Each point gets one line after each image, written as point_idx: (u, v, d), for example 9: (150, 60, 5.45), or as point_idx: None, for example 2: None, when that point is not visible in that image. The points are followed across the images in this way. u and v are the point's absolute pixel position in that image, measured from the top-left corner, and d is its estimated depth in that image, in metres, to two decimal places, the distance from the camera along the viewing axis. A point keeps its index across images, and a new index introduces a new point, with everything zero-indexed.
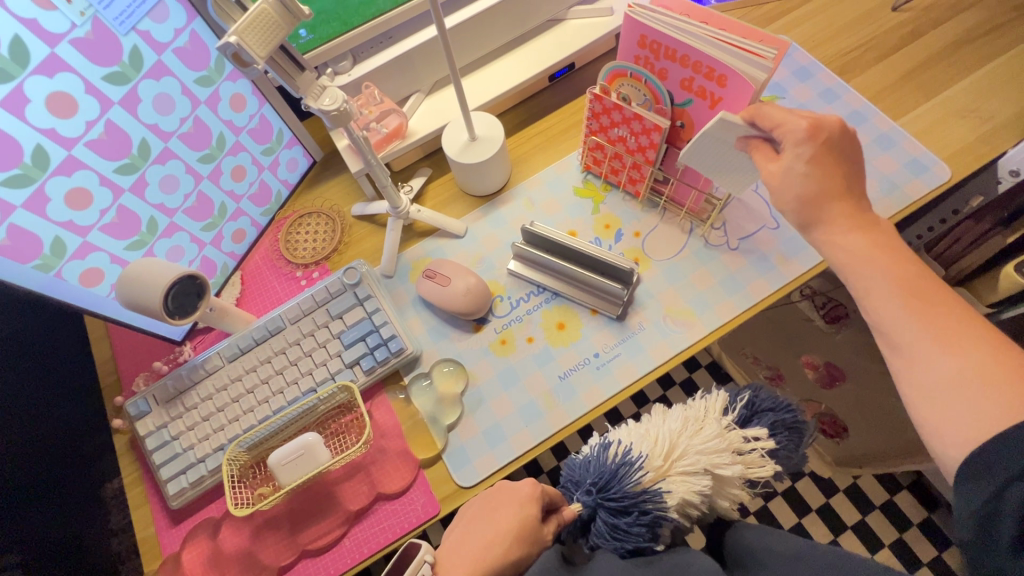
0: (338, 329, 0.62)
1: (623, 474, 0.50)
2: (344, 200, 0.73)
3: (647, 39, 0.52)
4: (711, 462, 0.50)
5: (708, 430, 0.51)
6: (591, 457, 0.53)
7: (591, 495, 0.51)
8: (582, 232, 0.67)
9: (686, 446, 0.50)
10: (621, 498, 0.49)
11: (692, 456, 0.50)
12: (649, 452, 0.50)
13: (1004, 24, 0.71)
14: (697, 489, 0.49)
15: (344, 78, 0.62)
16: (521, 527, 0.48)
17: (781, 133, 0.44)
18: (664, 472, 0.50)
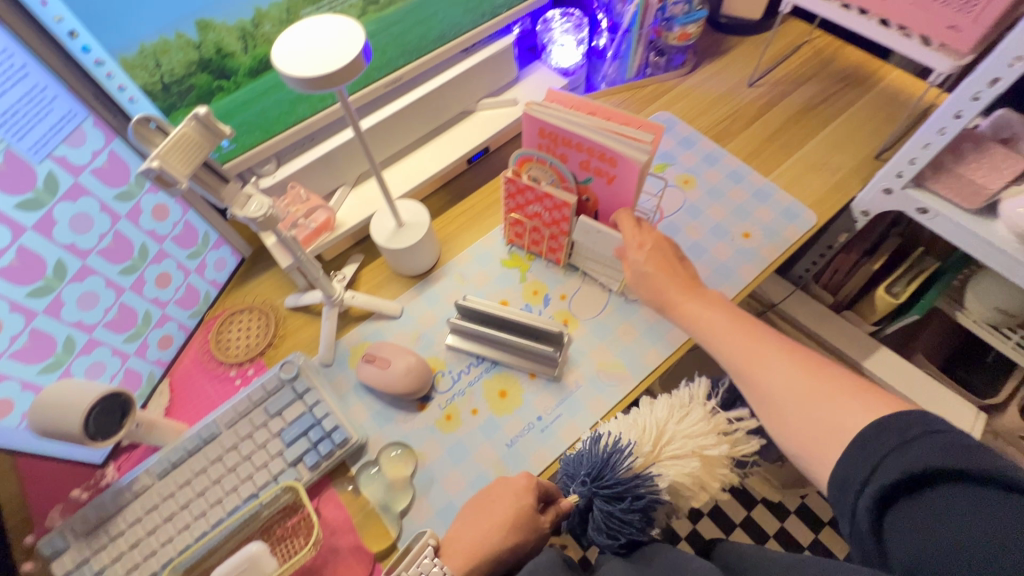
0: (278, 427, 0.61)
1: (614, 462, 0.53)
2: (277, 292, 0.74)
3: (545, 130, 0.58)
4: (698, 444, 0.55)
5: (693, 410, 0.57)
6: (585, 451, 0.56)
7: (586, 486, 0.54)
8: (513, 300, 0.71)
9: (676, 431, 0.55)
10: (616, 484, 0.52)
11: (680, 440, 0.55)
12: (637, 438, 0.55)
13: (835, 93, 0.86)
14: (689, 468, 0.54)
15: (269, 180, 0.64)
16: (517, 516, 0.52)
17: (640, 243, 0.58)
18: (654, 457, 0.54)
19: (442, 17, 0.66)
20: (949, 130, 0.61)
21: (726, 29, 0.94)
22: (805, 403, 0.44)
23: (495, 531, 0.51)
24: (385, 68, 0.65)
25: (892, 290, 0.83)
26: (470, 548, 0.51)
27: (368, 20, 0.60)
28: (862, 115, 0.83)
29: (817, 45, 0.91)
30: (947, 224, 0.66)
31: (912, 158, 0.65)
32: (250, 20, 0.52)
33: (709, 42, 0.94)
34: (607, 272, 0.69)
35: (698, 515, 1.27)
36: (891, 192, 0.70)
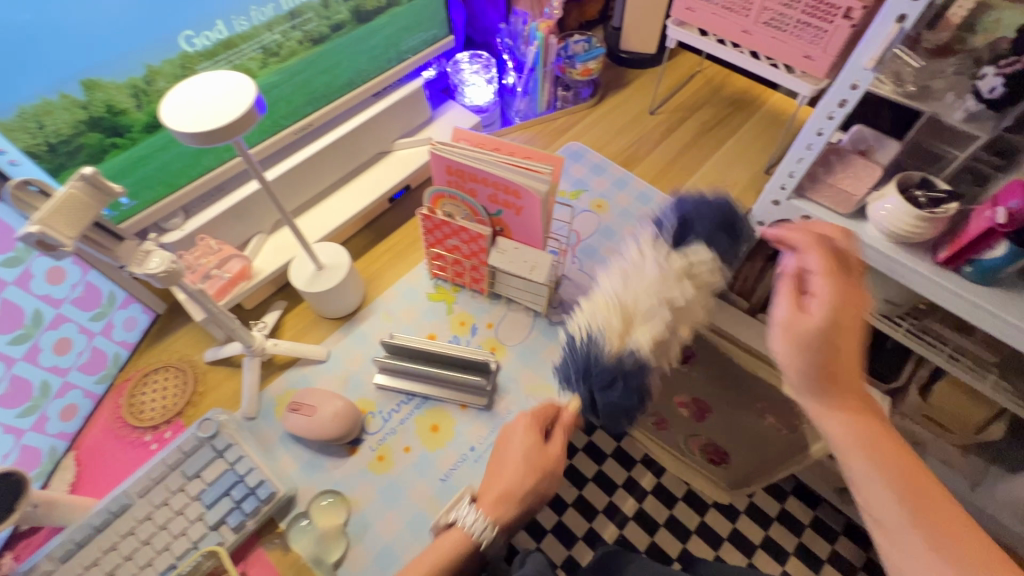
0: (197, 490, 0.58)
1: (594, 357, 0.50)
2: (195, 347, 0.71)
3: (452, 166, 0.60)
4: (665, 291, 0.49)
5: (646, 265, 0.50)
6: (567, 354, 0.54)
7: (580, 386, 0.53)
8: (441, 333, 0.72)
9: (642, 297, 0.49)
10: (603, 374, 0.50)
11: (646, 299, 0.49)
12: (606, 320, 0.50)
13: (727, 116, 0.94)
14: (660, 318, 0.49)
15: (177, 233, 0.63)
16: (527, 456, 0.54)
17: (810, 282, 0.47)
18: (626, 330, 0.49)
19: (347, 65, 0.68)
20: (815, 145, 0.67)
21: (627, 63, 1.02)
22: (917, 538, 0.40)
23: (519, 471, 0.54)
24: (293, 115, 0.66)
25: None
26: (505, 483, 0.53)
27: (270, 70, 0.60)
28: (751, 135, 0.91)
29: (708, 74, 1.00)
30: None
31: (791, 172, 0.72)
32: (142, 77, 0.52)
33: (612, 76, 1.01)
34: (528, 297, 0.71)
35: (656, 528, 1.29)
36: (779, 204, 0.76)
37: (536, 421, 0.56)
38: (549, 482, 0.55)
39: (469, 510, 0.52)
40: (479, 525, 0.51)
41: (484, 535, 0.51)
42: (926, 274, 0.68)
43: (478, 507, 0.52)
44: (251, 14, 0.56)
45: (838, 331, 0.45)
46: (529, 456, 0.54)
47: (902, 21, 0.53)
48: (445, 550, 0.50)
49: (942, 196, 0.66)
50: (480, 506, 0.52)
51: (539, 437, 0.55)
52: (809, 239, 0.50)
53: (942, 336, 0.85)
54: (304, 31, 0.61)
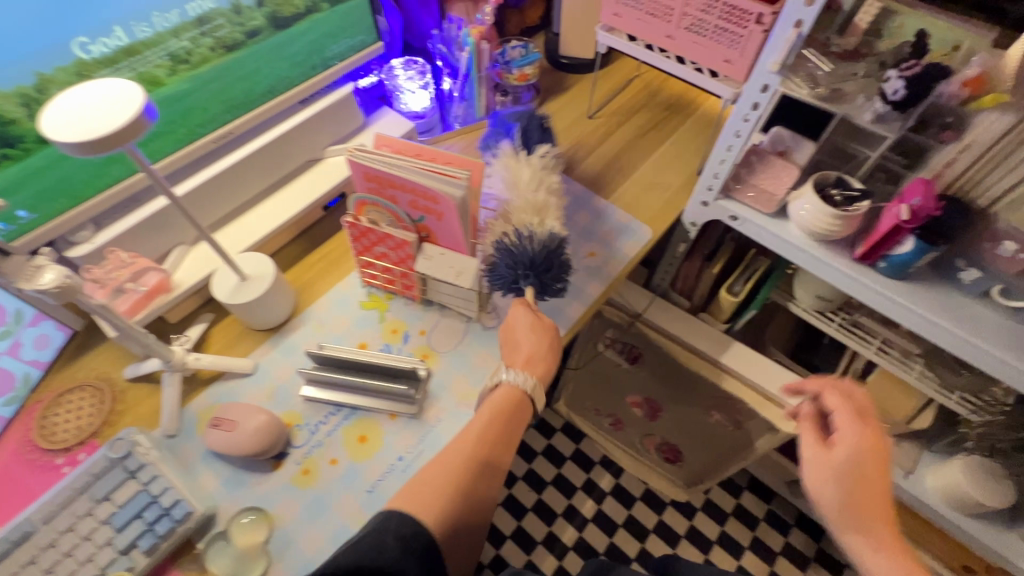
0: (107, 513, 0.55)
1: (527, 246, 0.62)
2: (114, 364, 0.68)
3: (369, 173, 0.60)
4: (547, 182, 0.68)
5: (523, 171, 0.66)
6: (504, 262, 0.63)
7: (526, 277, 0.63)
8: (372, 342, 0.71)
9: (537, 194, 0.66)
10: (540, 257, 0.63)
11: (539, 190, 0.66)
12: (529, 220, 0.64)
13: (663, 119, 0.96)
14: (548, 201, 0.67)
15: (84, 247, 0.60)
16: (534, 318, 0.64)
17: (837, 407, 0.57)
18: (540, 217, 0.65)
19: (267, 71, 0.67)
20: (734, 147, 0.69)
21: (567, 68, 1.02)
22: None
23: (536, 334, 0.64)
24: (210, 123, 0.65)
25: (734, 289, 0.93)
26: (528, 350, 0.63)
27: (180, 78, 0.59)
28: (686, 138, 0.93)
29: (646, 79, 1.02)
30: (752, 227, 0.76)
31: (715, 173, 0.74)
32: (32, 86, 0.50)
33: (552, 81, 1.02)
34: (460, 303, 0.71)
35: (614, 528, 1.29)
36: (708, 204, 0.78)
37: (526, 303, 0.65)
38: (555, 346, 0.64)
39: (507, 369, 0.62)
40: (522, 378, 0.61)
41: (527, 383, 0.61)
42: (846, 270, 0.70)
43: (513, 368, 0.62)
44: (153, 19, 0.54)
45: (862, 467, 0.52)
46: (536, 329, 0.64)
47: (798, 27, 0.55)
48: (498, 404, 0.60)
49: (856, 194, 0.68)
50: (516, 366, 0.62)
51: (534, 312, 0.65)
52: (823, 384, 0.60)
53: (873, 330, 0.88)
54: (215, 37, 0.59)
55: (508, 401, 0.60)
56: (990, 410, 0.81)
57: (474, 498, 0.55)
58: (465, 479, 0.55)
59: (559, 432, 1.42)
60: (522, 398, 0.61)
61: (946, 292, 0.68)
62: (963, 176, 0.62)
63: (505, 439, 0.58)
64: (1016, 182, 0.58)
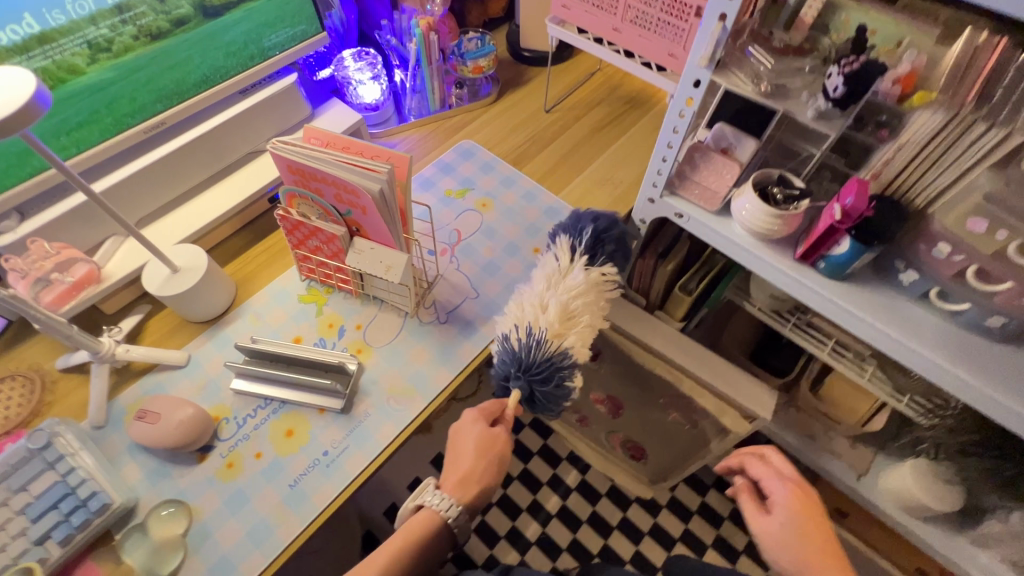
0: (22, 504, 0.55)
1: (531, 351, 0.60)
2: (48, 355, 0.68)
3: (293, 166, 0.59)
4: (581, 288, 0.63)
5: (565, 275, 0.64)
6: (505, 359, 0.63)
7: (518, 377, 0.62)
8: (307, 336, 0.70)
9: (571, 300, 0.62)
10: (540, 370, 0.60)
11: (565, 295, 0.63)
12: (547, 324, 0.61)
13: (621, 114, 0.95)
14: (579, 314, 0.63)
15: (7, 236, 0.60)
16: (481, 442, 0.63)
17: (766, 482, 0.64)
18: (562, 333, 0.61)
19: (199, 61, 0.66)
20: (673, 143, 0.68)
21: (530, 61, 1.01)
22: None
23: (480, 462, 0.62)
24: (140, 113, 0.64)
25: (688, 287, 0.93)
26: (465, 470, 0.62)
27: (101, 67, 0.58)
28: (643, 133, 0.92)
29: (607, 73, 1.00)
30: (697, 225, 0.74)
31: (658, 170, 0.73)
32: None
33: (512, 73, 1.00)
34: (396, 298, 0.70)
35: (579, 524, 1.29)
36: (653, 201, 0.77)
37: (480, 415, 0.65)
38: (500, 461, 0.64)
39: (434, 493, 0.60)
40: (447, 505, 0.59)
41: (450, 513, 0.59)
42: (787, 270, 0.69)
43: (440, 491, 0.60)
44: (68, 7, 0.53)
45: (801, 524, 0.59)
46: (482, 447, 0.63)
47: (722, 20, 0.54)
48: (416, 531, 0.58)
49: (797, 193, 0.67)
50: (446, 489, 0.61)
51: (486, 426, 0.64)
52: (743, 459, 0.68)
53: (828, 331, 0.86)
54: (138, 25, 0.59)
55: (427, 532, 0.58)
56: (937, 412, 0.80)
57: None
58: None
59: (528, 427, 1.41)
60: (443, 523, 0.59)
61: (886, 294, 0.67)
62: (901, 175, 0.61)
63: (416, 565, 0.58)
64: (948, 182, 0.58)
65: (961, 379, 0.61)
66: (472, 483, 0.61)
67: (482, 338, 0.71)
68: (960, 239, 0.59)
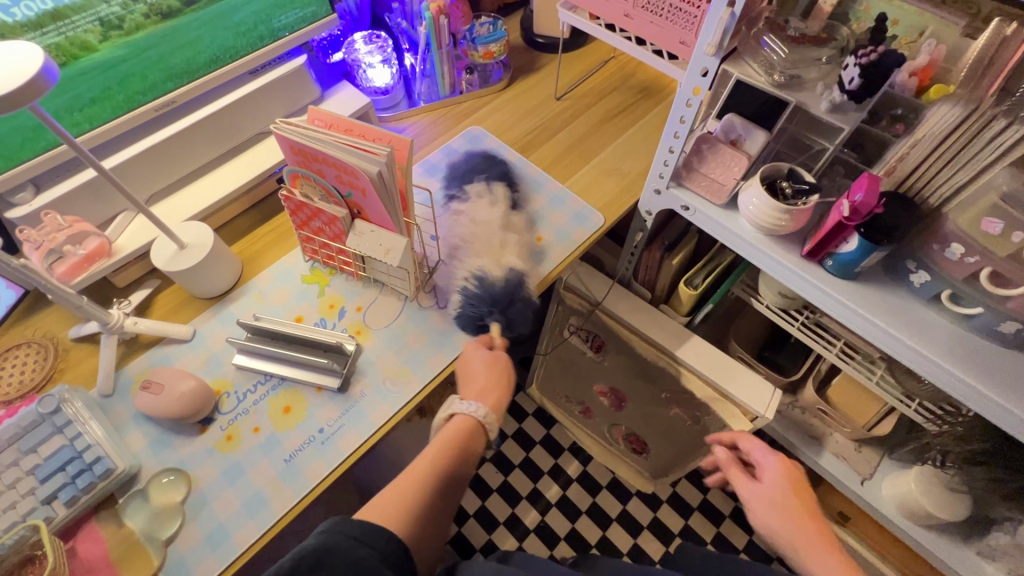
0: (31, 465, 0.58)
1: (491, 284, 0.71)
2: (61, 325, 0.71)
3: (295, 147, 0.59)
4: (501, 225, 0.77)
5: (483, 218, 0.77)
6: (469, 303, 0.70)
7: (493, 312, 0.69)
8: (308, 316, 0.71)
9: (498, 237, 0.75)
10: (502, 295, 0.70)
11: (497, 234, 0.75)
12: (484, 264, 0.73)
13: (632, 104, 0.93)
14: (509, 242, 0.75)
15: (23, 208, 0.62)
16: (492, 359, 0.66)
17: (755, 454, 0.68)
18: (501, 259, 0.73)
19: (209, 41, 0.67)
20: (680, 134, 0.67)
21: (543, 48, 1.00)
22: None
23: (496, 367, 0.66)
24: (151, 91, 0.65)
25: (694, 283, 0.90)
26: (481, 382, 0.64)
27: (112, 44, 0.59)
28: (654, 124, 0.90)
29: (621, 61, 0.99)
30: (704, 218, 0.73)
31: (665, 161, 0.72)
32: None
33: (524, 59, 0.99)
34: (395, 281, 0.71)
35: (578, 514, 1.30)
36: (660, 193, 0.76)
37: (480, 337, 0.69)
38: (509, 377, 0.66)
39: (461, 402, 0.62)
40: (476, 409, 0.61)
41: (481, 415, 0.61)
42: (794, 267, 0.67)
43: (467, 400, 0.63)
44: None
45: (788, 488, 0.62)
46: (492, 365, 0.65)
47: (731, 7, 0.53)
48: (452, 434, 0.59)
49: (807, 187, 0.65)
50: (469, 397, 0.63)
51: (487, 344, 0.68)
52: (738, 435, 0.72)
53: (837, 331, 0.84)
54: (148, 4, 0.60)
55: (462, 434, 0.60)
56: (947, 420, 0.78)
57: (429, 518, 0.54)
58: (420, 492, 0.54)
59: (531, 416, 1.42)
60: (476, 427, 0.61)
61: (899, 296, 0.65)
62: (917, 170, 0.59)
63: (457, 469, 0.58)
64: (965, 180, 0.56)
65: (975, 389, 0.58)
66: (495, 389, 0.64)
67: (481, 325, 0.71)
68: (973, 241, 0.56)
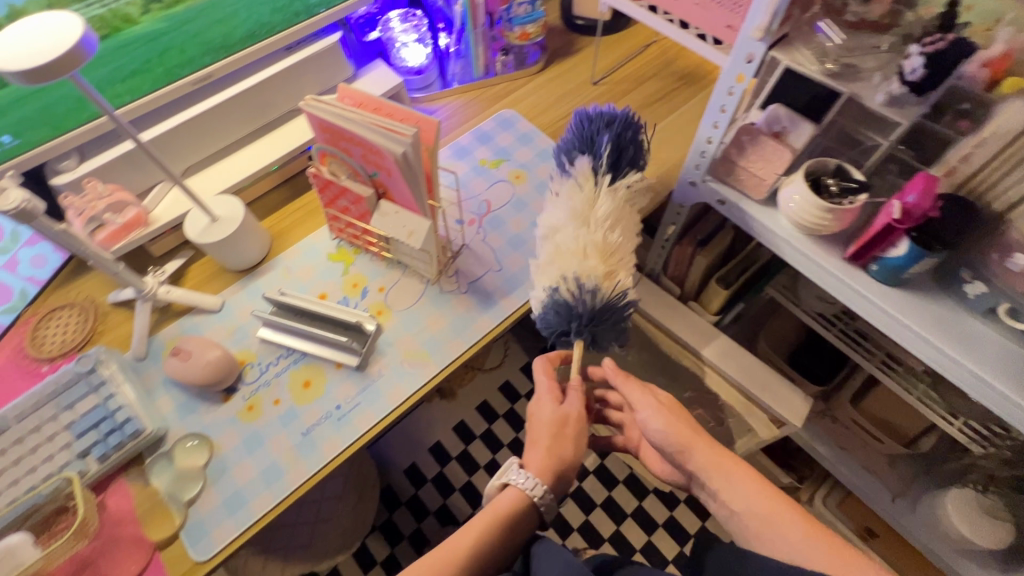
0: (68, 421, 0.61)
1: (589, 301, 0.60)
2: (101, 289, 0.74)
3: (324, 124, 0.59)
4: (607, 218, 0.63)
5: (588, 203, 0.63)
6: (553, 313, 0.61)
7: (582, 328, 0.61)
8: (332, 293, 0.72)
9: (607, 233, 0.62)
10: (599, 313, 0.61)
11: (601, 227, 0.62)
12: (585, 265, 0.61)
13: (672, 91, 0.89)
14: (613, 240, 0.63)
15: (67, 175, 0.65)
16: (558, 420, 0.65)
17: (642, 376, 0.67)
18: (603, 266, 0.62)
19: (246, 15, 0.67)
20: (720, 123, 0.64)
21: (582, 30, 0.97)
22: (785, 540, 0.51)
23: (561, 428, 0.65)
24: (189, 65, 0.66)
25: (727, 280, 0.87)
26: (545, 448, 0.63)
27: (153, 17, 0.60)
28: (694, 113, 0.86)
29: (664, 45, 0.94)
30: (740, 214, 0.70)
31: (702, 153, 0.68)
32: (4, 16, 0.53)
33: (562, 41, 0.96)
34: (417, 263, 0.71)
35: (592, 507, 1.29)
36: (695, 184, 0.72)
37: (551, 394, 0.67)
38: (574, 442, 0.65)
39: (519, 471, 0.61)
40: (534, 484, 0.60)
41: (540, 493, 0.60)
42: (834, 270, 0.63)
43: (525, 470, 0.62)
44: None
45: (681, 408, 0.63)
46: (559, 424, 0.65)
47: None
48: (505, 508, 0.60)
49: (855, 185, 0.61)
50: (529, 468, 0.62)
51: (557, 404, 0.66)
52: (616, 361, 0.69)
53: (880, 340, 0.80)
54: None
55: (518, 508, 0.60)
56: (998, 441, 0.72)
57: None
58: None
59: None
60: (530, 502, 0.61)
61: (946, 308, 0.60)
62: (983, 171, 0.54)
63: (500, 544, 0.59)
64: None
65: (1003, 397, 0.55)
66: (561, 460, 0.63)
67: (500, 313, 0.70)
68: None
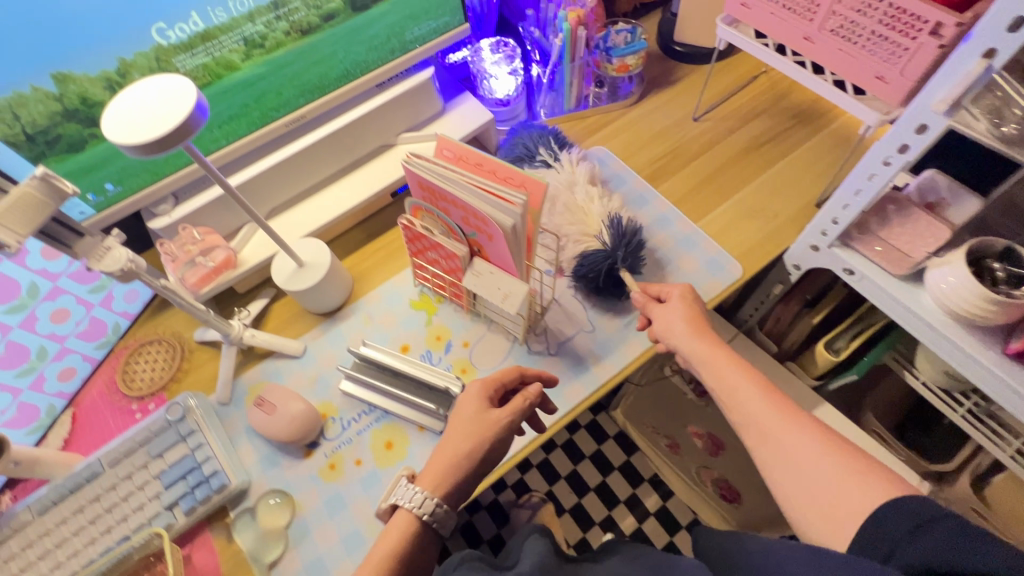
0: (158, 470, 0.61)
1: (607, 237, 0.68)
2: (187, 325, 0.74)
3: (423, 183, 0.56)
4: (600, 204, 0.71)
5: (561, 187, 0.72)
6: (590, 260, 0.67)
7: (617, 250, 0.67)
8: (414, 346, 0.69)
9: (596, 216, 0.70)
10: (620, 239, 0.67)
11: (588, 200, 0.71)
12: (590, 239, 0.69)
13: (785, 130, 0.81)
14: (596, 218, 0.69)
15: (164, 219, 0.64)
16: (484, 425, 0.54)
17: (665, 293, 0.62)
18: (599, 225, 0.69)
19: (343, 56, 0.64)
20: (864, 193, 0.55)
21: (681, 58, 0.89)
22: (752, 408, 0.50)
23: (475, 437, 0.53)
24: (284, 107, 0.64)
25: (834, 346, 0.77)
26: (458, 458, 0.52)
27: (254, 63, 0.58)
28: (810, 157, 0.78)
29: (775, 77, 0.86)
30: (873, 287, 0.61)
31: (834, 218, 0.60)
32: (115, 70, 0.51)
33: (659, 70, 0.89)
34: (506, 321, 0.67)
35: None
36: (818, 250, 0.64)
37: (482, 389, 0.56)
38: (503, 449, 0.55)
39: (402, 488, 0.50)
40: (427, 503, 0.49)
41: (435, 512, 0.50)
42: (991, 366, 0.54)
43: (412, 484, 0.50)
44: (229, 4, 0.53)
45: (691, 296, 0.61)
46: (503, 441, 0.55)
47: (990, 57, 0.40)
48: (395, 537, 0.49)
49: None
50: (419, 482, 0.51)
51: (485, 403, 0.55)
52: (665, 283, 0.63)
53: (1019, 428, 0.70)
54: (291, 21, 0.57)
55: (412, 538, 0.49)
56: None
57: None
58: None
59: (612, 439, 1.35)
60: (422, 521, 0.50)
61: None
62: None
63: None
64: None
65: (971, 357, 0.56)
66: (476, 467, 0.53)
67: (593, 381, 0.65)
68: None
